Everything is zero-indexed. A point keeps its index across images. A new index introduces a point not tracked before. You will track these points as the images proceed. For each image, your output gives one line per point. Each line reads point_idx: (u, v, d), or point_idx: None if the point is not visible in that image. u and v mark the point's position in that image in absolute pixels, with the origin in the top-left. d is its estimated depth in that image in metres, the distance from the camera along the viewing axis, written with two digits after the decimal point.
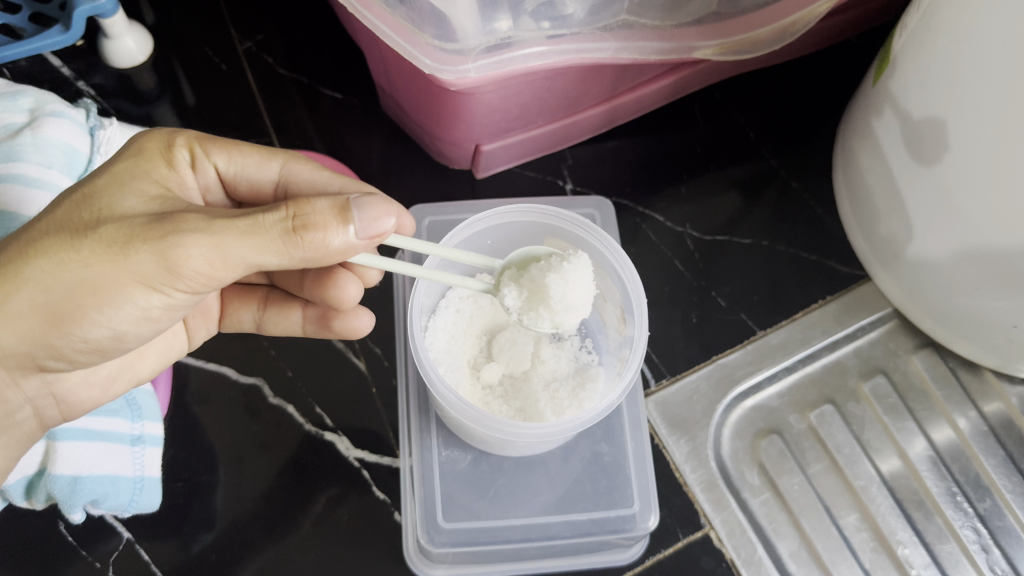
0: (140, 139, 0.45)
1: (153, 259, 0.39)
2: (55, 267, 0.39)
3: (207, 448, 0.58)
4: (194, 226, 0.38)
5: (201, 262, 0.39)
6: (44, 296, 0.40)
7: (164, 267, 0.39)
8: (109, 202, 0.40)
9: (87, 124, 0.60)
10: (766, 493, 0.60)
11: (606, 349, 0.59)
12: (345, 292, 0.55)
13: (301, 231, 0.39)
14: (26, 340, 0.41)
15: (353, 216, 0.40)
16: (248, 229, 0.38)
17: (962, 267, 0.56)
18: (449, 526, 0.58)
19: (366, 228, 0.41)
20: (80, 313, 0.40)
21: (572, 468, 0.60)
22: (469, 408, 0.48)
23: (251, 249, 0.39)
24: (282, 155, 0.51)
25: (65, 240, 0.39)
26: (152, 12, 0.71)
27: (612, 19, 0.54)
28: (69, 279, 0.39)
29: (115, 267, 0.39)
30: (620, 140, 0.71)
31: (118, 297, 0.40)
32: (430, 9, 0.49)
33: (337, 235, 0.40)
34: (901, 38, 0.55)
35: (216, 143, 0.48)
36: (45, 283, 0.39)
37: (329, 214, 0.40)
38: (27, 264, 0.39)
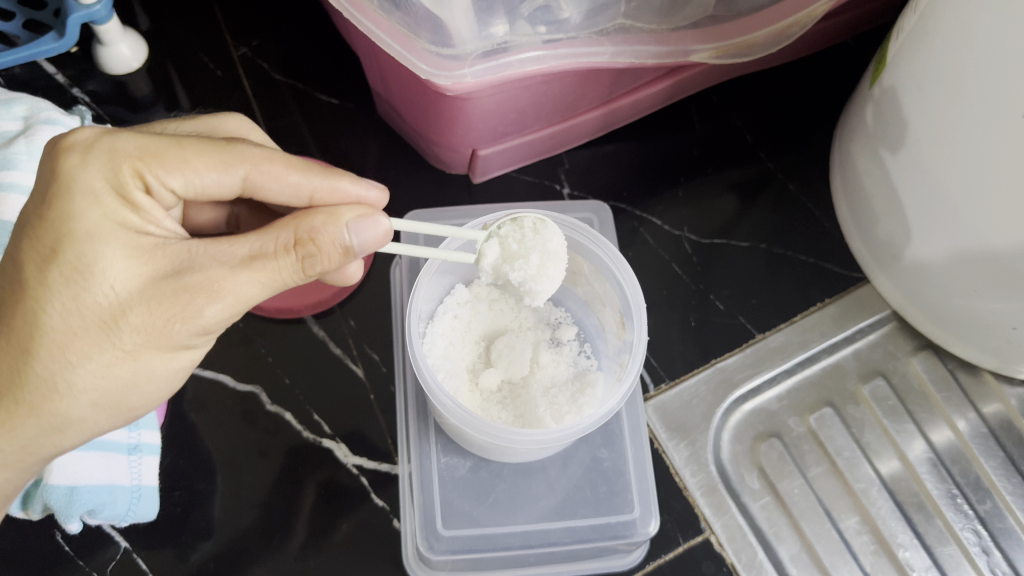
0: (81, 179, 0.40)
1: (194, 331, 0.40)
2: (104, 366, 0.40)
3: (205, 457, 0.57)
4: (219, 292, 0.39)
5: (235, 316, 0.41)
6: (98, 389, 0.41)
7: (203, 333, 0.41)
8: (109, 275, 0.39)
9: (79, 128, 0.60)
10: (766, 497, 0.60)
11: (605, 354, 0.59)
12: (345, 274, 0.53)
13: (317, 267, 0.42)
14: (93, 431, 0.43)
15: (354, 244, 0.43)
16: (267, 279, 0.41)
17: (961, 269, 0.55)
18: (449, 533, 0.57)
19: (366, 245, 0.43)
20: (135, 394, 0.42)
21: (571, 473, 0.60)
22: (468, 415, 0.48)
23: (275, 290, 0.42)
24: (244, 165, 0.44)
25: (98, 337, 0.40)
26: (147, 18, 0.71)
27: (607, 24, 0.54)
28: (121, 371, 0.41)
29: (158, 346, 0.41)
30: (617, 144, 0.71)
31: (165, 364, 0.42)
32: (425, 13, 0.49)
33: (346, 258, 0.43)
34: (898, 40, 0.55)
35: (166, 162, 0.41)
36: (99, 381, 0.41)
37: (332, 244, 0.42)
38: (70, 371, 0.40)
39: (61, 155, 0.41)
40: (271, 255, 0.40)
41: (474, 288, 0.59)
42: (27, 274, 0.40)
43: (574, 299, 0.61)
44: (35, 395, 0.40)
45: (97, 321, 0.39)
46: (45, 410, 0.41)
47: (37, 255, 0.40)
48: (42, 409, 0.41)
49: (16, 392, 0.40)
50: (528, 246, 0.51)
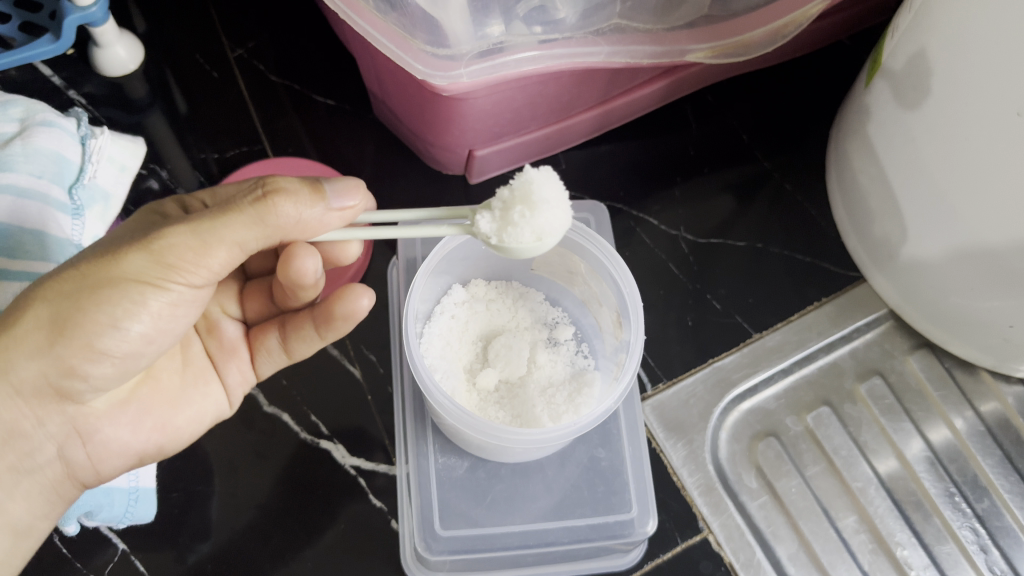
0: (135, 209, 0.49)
1: (143, 255, 0.40)
2: (60, 284, 0.40)
3: (202, 458, 0.57)
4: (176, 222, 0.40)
5: (186, 250, 0.40)
6: (49, 311, 0.40)
7: (155, 261, 0.40)
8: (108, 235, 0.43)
9: (78, 132, 0.59)
10: (764, 496, 0.60)
11: (602, 354, 0.59)
12: (302, 268, 0.47)
13: (269, 198, 0.40)
14: (42, 364, 0.41)
15: (323, 188, 0.41)
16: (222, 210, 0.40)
17: (957, 267, 0.56)
18: (447, 534, 0.57)
19: (337, 194, 0.42)
20: (83, 322, 0.40)
21: (569, 473, 0.59)
22: (465, 415, 0.48)
23: (229, 229, 0.40)
24: None
25: (68, 263, 0.41)
26: (143, 20, 0.71)
27: (603, 24, 0.54)
28: (70, 286, 0.40)
29: (109, 271, 0.40)
30: (613, 145, 0.71)
31: (116, 297, 0.40)
32: (422, 15, 0.49)
33: (308, 202, 0.40)
34: (893, 39, 0.55)
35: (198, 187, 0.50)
36: (50, 296, 0.40)
37: (296, 181, 0.41)
38: (35, 291, 0.41)
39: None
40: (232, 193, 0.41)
41: (471, 288, 0.59)
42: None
43: (571, 299, 0.61)
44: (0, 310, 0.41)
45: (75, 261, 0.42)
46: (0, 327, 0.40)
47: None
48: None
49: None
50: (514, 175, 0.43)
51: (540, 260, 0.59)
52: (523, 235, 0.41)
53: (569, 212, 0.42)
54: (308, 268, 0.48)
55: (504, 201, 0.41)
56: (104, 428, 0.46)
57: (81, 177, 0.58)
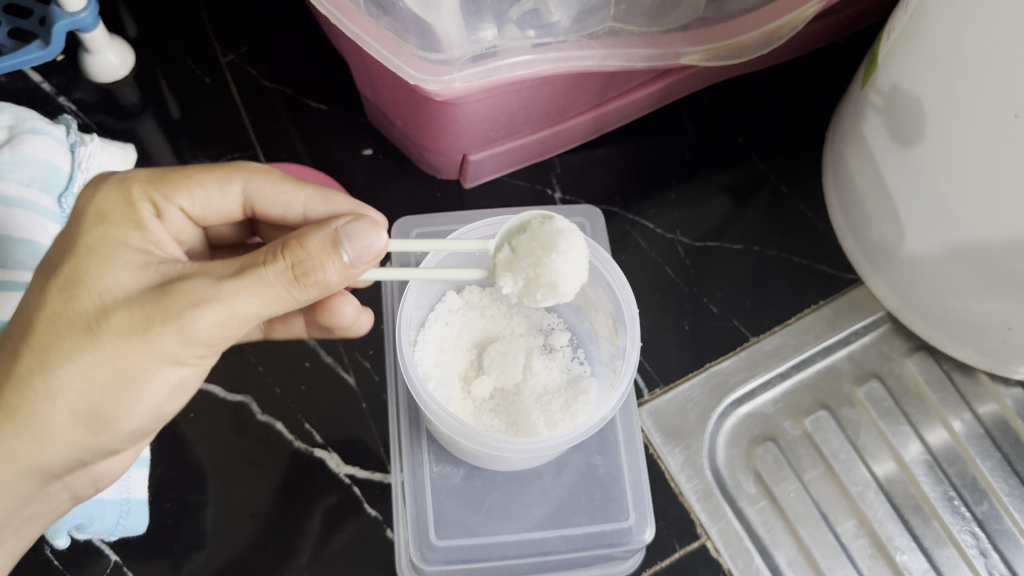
0: (95, 205, 0.43)
1: (176, 338, 0.39)
2: (82, 369, 0.39)
3: (196, 467, 0.57)
4: (206, 296, 0.38)
5: (219, 327, 0.39)
6: (81, 403, 0.40)
7: (188, 342, 0.39)
8: (103, 284, 0.39)
9: (67, 140, 0.59)
10: (762, 501, 0.60)
11: (599, 360, 0.58)
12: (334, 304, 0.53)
13: (303, 276, 0.39)
14: (75, 448, 0.41)
15: (347, 251, 0.40)
16: (255, 287, 0.39)
17: (955, 268, 0.55)
18: (442, 543, 0.56)
19: (363, 257, 0.41)
20: (115, 407, 0.40)
21: (565, 481, 0.59)
22: (460, 425, 0.48)
23: (260, 303, 0.39)
24: (239, 174, 0.48)
25: (79, 338, 0.39)
26: (135, 25, 0.71)
27: (598, 26, 0.54)
28: (100, 375, 0.39)
29: (140, 357, 0.39)
30: (608, 148, 0.71)
31: (150, 381, 0.40)
32: (413, 19, 0.48)
33: (337, 270, 0.40)
34: (889, 40, 0.55)
35: (173, 184, 0.45)
36: (78, 385, 0.39)
37: (323, 251, 0.40)
38: (53, 374, 0.39)
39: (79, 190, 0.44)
40: (259, 260, 0.39)
41: (466, 294, 0.58)
42: (34, 292, 0.41)
43: (566, 304, 0.60)
44: (13, 396, 0.39)
45: (81, 323, 0.39)
46: (28, 412, 0.39)
47: (45, 274, 0.41)
48: (20, 410, 0.39)
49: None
50: (535, 238, 0.48)
51: None
52: (544, 303, 0.48)
53: (584, 273, 0.48)
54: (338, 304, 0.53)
55: (527, 273, 0.47)
56: (111, 470, 0.47)
57: (71, 185, 0.58)
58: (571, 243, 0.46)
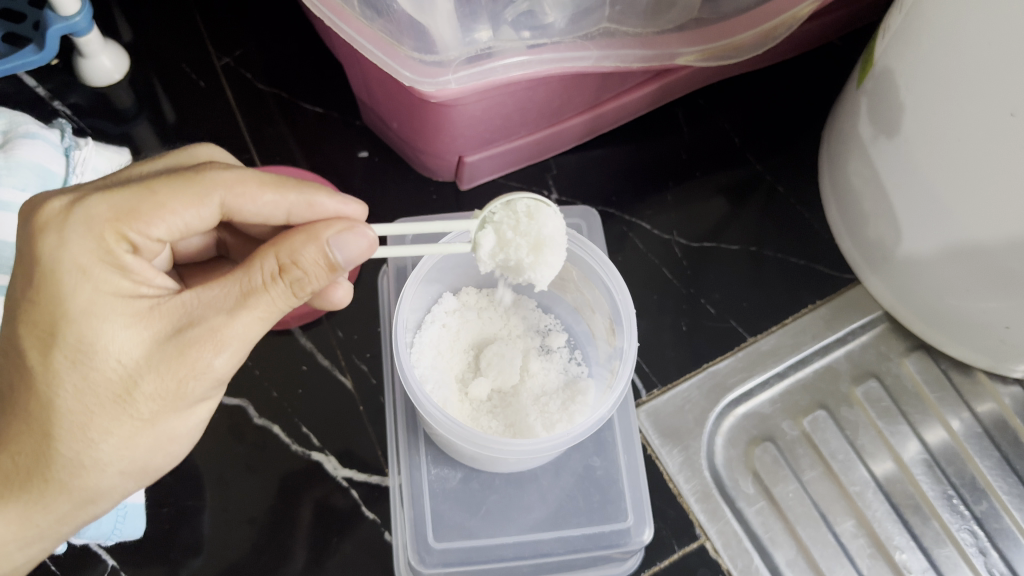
0: (72, 258, 0.39)
1: (205, 385, 0.41)
2: (124, 437, 0.40)
3: (192, 472, 0.57)
4: (227, 341, 0.40)
5: (239, 360, 0.41)
6: (130, 464, 0.42)
7: (215, 382, 0.41)
8: (114, 349, 0.39)
9: (62, 144, 0.59)
10: (761, 502, 0.60)
11: (596, 361, 0.58)
12: None
13: (304, 291, 0.41)
14: (121, 494, 0.44)
15: (338, 259, 0.42)
16: (264, 314, 0.40)
17: (952, 267, 0.55)
18: (440, 546, 0.56)
19: (351, 259, 0.43)
20: (159, 458, 0.43)
21: (564, 483, 0.59)
22: (456, 427, 0.47)
23: (268, 323, 0.41)
24: (217, 191, 0.43)
25: (112, 410, 0.40)
26: (129, 29, 0.70)
27: (593, 28, 0.54)
28: (144, 438, 0.41)
29: (174, 408, 0.41)
30: (605, 149, 0.70)
31: (185, 424, 0.42)
32: (408, 21, 0.48)
33: (331, 277, 0.42)
34: (884, 39, 0.55)
35: (149, 217, 0.40)
36: (124, 452, 0.41)
37: (318, 264, 0.41)
38: (96, 448, 0.40)
39: (38, 236, 0.39)
40: (264, 287, 0.40)
41: (462, 296, 0.58)
42: (32, 360, 0.39)
43: (564, 306, 0.60)
44: (61, 474, 0.40)
45: (106, 392, 0.39)
46: (80, 480, 0.41)
47: (38, 340, 0.39)
48: (72, 485, 0.41)
49: (44, 472, 0.40)
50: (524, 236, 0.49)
51: None
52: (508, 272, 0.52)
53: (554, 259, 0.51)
54: None
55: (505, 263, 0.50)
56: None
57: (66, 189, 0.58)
58: (558, 256, 0.49)
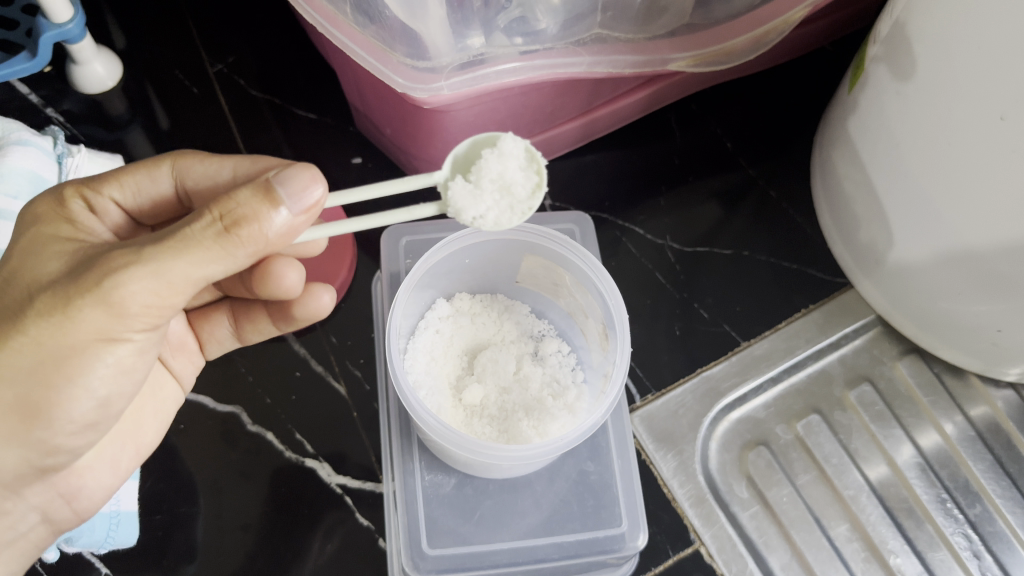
0: (29, 209, 0.43)
1: (100, 311, 0.37)
2: (6, 355, 0.37)
3: (186, 478, 0.57)
4: (129, 263, 0.36)
5: (147, 296, 0.37)
6: (12, 394, 0.38)
7: (115, 315, 0.37)
8: (34, 275, 0.39)
9: (55, 151, 0.59)
10: (755, 506, 0.60)
11: (590, 366, 0.58)
12: (286, 282, 0.49)
13: (233, 229, 0.37)
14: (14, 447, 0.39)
15: (277, 194, 0.38)
16: (179, 245, 0.37)
17: (944, 270, 0.55)
18: (435, 553, 0.55)
19: (295, 198, 0.38)
20: (49, 399, 0.38)
21: (558, 488, 0.58)
22: (449, 432, 0.47)
23: (190, 265, 0.37)
24: (167, 158, 0.48)
25: (6, 326, 0.37)
26: (123, 36, 0.70)
27: (584, 34, 0.54)
28: (26, 359, 0.37)
29: (63, 331, 0.37)
30: (598, 154, 0.71)
31: (83, 364, 0.38)
32: (400, 28, 0.48)
33: (271, 220, 0.38)
34: (875, 45, 0.55)
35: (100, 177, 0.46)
36: (5, 373, 0.37)
37: (255, 200, 0.37)
38: None
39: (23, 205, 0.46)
40: (189, 220, 0.37)
41: (456, 302, 0.58)
42: None
43: (557, 311, 0.60)
44: None
45: (10, 312, 0.38)
46: None
47: None
48: None
49: None
50: (500, 183, 0.41)
51: (525, 274, 0.58)
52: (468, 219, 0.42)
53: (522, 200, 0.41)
54: (293, 282, 0.49)
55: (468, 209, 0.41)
56: (88, 484, 0.46)
57: None
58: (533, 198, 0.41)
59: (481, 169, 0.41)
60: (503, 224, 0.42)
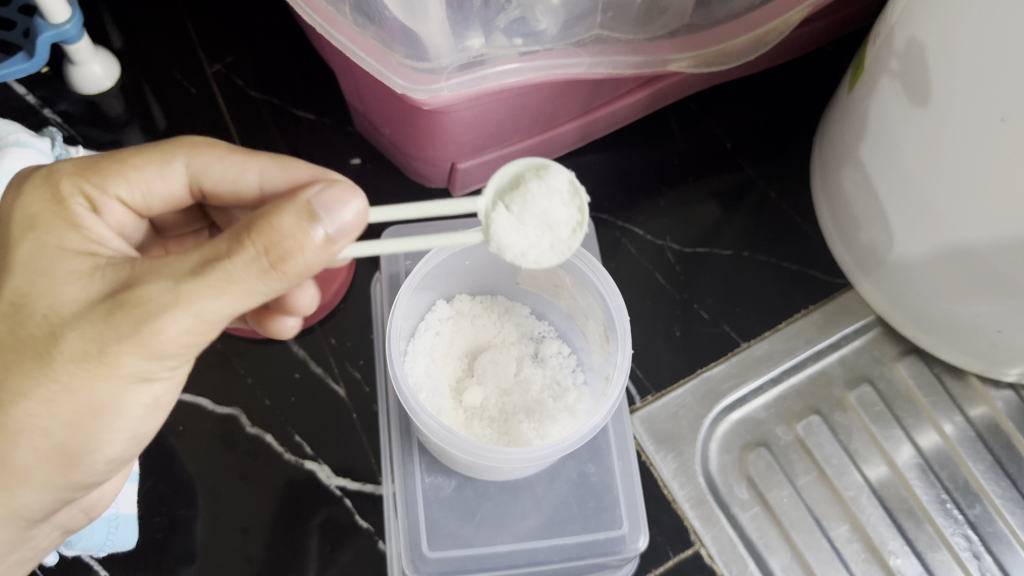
0: (23, 208, 0.41)
1: (138, 355, 0.37)
2: (40, 401, 0.38)
3: (186, 480, 0.56)
4: (166, 303, 0.36)
5: (185, 334, 0.37)
6: (48, 440, 0.39)
7: (151, 357, 0.37)
8: (51, 305, 0.38)
9: (52, 152, 0.59)
10: (755, 507, 0.60)
11: (591, 368, 0.57)
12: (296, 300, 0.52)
13: (277, 264, 0.36)
14: (48, 486, 0.41)
15: (319, 218, 0.37)
16: (218, 284, 0.36)
17: (945, 271, 0.55)
18: (435, 555, 0.55)
19: (339, 223, 0.37)
20: (86, 441, 0.40)
21: (559, 490, 0.58)
22: (450, 435, 0.47)
23: (229, 302, 0.37)
24: (180, 150, 0.45)
25: (34, 367, 0.37)
26: (120, 36, 0.70)
27: (584, 34, 0.54)
28: (63, 407, 0.38)
29: (100, 376, 0.37)
30: (598, 155, 0.70)
31: (120, 404, 0.39)
32: (400, 28, 0.48)
33: (314, 249, 0.37)
34: (876, 45, 0.55)
35: (103, 172, 0.43)
36: (40, 419, 0.38)
37: (297, 227, 0.36)
38: (16, 407, 0.38)
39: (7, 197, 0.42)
40: (228, 248, 0.36)
41: (456, 303, 0.58)
42: None
43: (557, 312, 0.60)
44: None
45: (36, 348, 0.37)
46: None
47: None
48: None
49: None
50: (544, 221, 0.43)
51: (525, 276, 0.58)
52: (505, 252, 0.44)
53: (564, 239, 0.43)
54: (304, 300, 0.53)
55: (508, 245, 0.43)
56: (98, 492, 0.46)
57: None
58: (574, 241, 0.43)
59: (526, 203, 0.43)
60: (544, 261, 0.44)
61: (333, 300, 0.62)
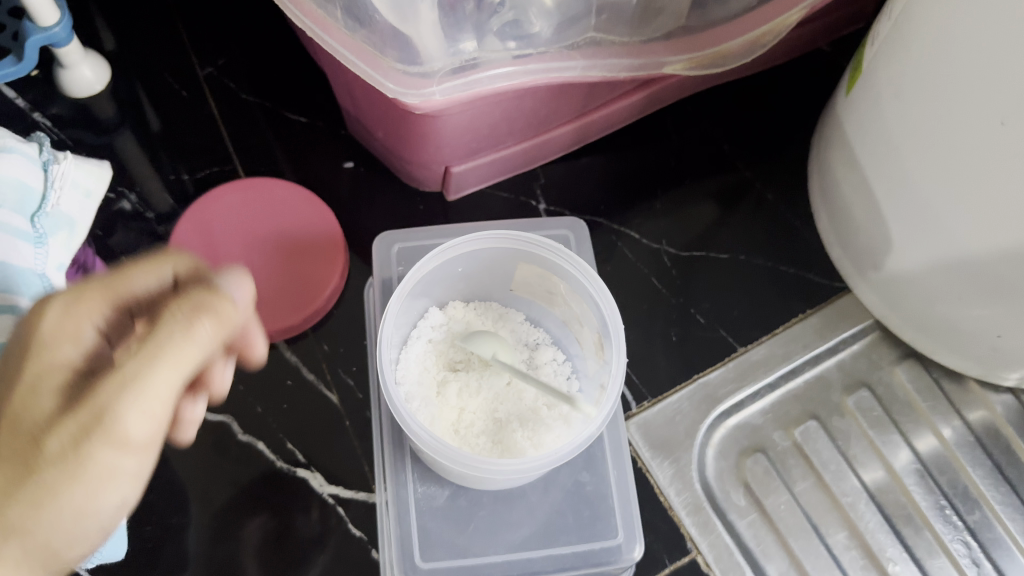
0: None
1: (113, 451, 0.32)
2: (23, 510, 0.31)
3: (177, 489, 0.56)
4: (118, 390, 0.32)
5: (146, 425, 0.33)
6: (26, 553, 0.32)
7: (123, 448, 0.32)
8: (21, 409, 0.32)
9: (39, 158, 0.50)
10: (752, 514, 0.59)
11: (586, 375, 0.57)
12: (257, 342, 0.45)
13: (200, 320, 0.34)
14: None
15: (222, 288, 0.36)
16: (171, 357, 0.33)
17: (943, 275, 0.55)
18: (428, 566, 0.54)
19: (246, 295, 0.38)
20: (68, 548, 0.33)
21: (553, 498, 0.56)
22: (442, 447, 0.46)
23: (175, 379, 0.33)
24: None
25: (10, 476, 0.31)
26: (111, 39, 0.69)
27: (578, 37, 0.53)
28: (48, 518, 0.31)
29: (82, 482, 0.32)
30: (593, 157, 0.70)
31: (98, 508, 0.33)
32: (391, 31, 0.47)
33: (232, 310, 0.35)
34: (874, 48, 0.54)
35: None
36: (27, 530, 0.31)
37: (209, 300, 0.34)
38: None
39: None
40: (164, 318, 0.33)
41: (449, 310, 0.58)
42: None
43: (552, 319, 0.59)
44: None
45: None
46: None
47: None
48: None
49: None
50: None
51: (519, 282, 0.58)
52: None
53: None
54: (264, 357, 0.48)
55: None
56: None
57: (46, 208, 0.49)
58: None
59: None
60: None
61: (326, 305, 0.61)
